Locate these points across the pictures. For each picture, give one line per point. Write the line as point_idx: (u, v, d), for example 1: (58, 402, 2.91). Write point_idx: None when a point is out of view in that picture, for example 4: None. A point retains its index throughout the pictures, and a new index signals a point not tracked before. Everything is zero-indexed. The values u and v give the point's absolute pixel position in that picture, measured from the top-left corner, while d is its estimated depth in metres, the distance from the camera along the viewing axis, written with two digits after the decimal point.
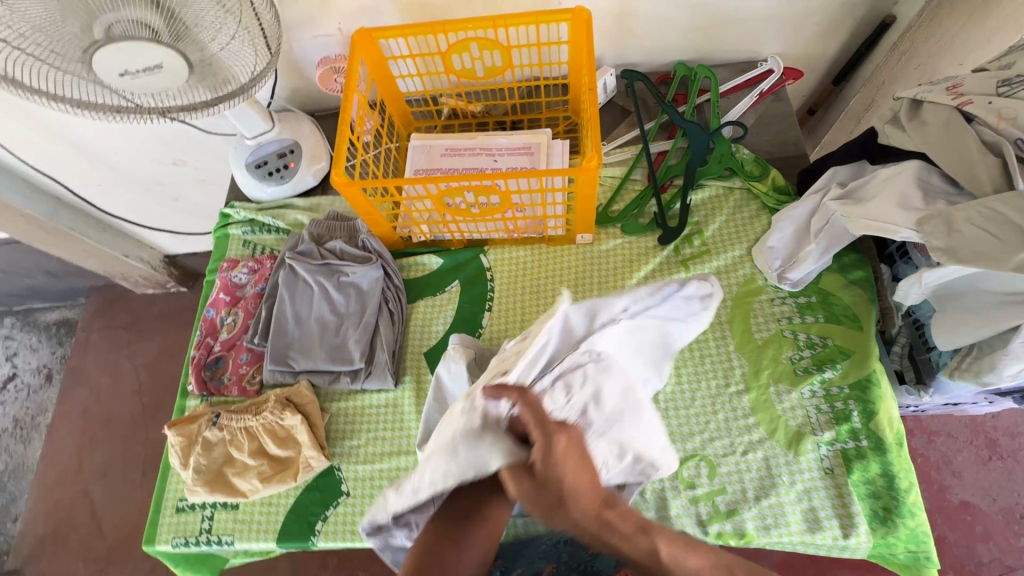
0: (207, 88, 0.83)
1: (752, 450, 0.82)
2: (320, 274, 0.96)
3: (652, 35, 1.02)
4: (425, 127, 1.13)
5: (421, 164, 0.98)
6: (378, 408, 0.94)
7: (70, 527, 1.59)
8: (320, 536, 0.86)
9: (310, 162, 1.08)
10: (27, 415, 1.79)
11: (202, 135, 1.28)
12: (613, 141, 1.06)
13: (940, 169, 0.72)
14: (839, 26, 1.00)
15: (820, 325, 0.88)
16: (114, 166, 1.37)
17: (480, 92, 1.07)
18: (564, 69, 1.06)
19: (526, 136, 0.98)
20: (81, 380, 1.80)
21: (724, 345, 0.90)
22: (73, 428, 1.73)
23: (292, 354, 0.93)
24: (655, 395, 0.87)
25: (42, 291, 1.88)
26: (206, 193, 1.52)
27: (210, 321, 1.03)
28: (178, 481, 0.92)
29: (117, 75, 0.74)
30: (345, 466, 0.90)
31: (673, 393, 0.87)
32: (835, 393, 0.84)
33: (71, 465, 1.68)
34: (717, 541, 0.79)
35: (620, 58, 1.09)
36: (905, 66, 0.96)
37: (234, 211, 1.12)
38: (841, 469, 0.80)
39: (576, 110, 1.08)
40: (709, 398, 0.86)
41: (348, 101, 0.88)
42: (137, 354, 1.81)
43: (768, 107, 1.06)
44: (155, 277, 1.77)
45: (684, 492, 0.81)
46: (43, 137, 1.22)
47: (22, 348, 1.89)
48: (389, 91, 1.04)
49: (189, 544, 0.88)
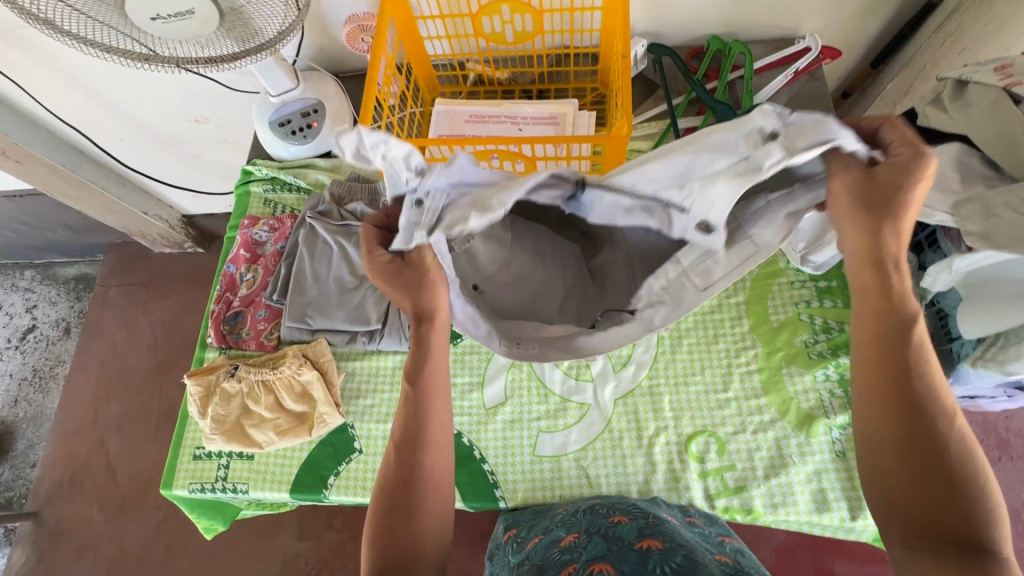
0: (234, 40, 0.83)
1: (763, 430, 0.82)
2: (339, 235, 0.96)
3: (687, 4, 0.99)
4: (450, 93, 1.12)
5: (444, 130, 0.98)
6: (390, 370, 0.94)
7: (86, 474, 1.64)
8: (332, 490, 0.88)
9: (333, 122, 1.06)
10: (45, 365, 1.84)
11: (224, 92, 1.27)
12: (640, 114, 1.04)
13: (981, 153, 0.70)
14: (882, 5, 0.97)
15: (838, 310, 0.87)
16: (135, 120, 1.37)
17: (509, 58, 1.06)
18: (595, 38, 1.04)
19: (552, 105, 0.96)
20: (98, 334, 1.83)
21: (739, 326, 0.89)
22: (90, 379, 1.77)
23: (310, 312, 0.94)
24: (693, 335, 0.89)
25: (63, 245, 1.91)
26: (227, 153, 1.52)
27: (230, 276, 1.04)
28: (197, 430, 0.94)
29: (150, 19, 0.74)
30: (358, 424, 0.92)
31: (696, 335, 0.89)
32: (849, 378, 0.83)
33: (89, 415, 1.72)
34: (722, 515, 0.80)
35: (651, 30, 1.06)
36: (948, 51, 0.92)
37: (256, 167, 1.12)
38: (852, 453, 0.79)
39: (605, 82, 1.06)
40: (716, 327, 0.89)
41: (376, 60, 0.87)
42: (154, 312, 1.84)
43: (803, 86, 1.03)
44: (173, 236, 1.78)
45: (694, 467, 0.82)
46: (67, 85, 1.22)
47: (42, 300, 1.93)
48: (416, 54, 1.03)
49: (205, 490, 0.90)
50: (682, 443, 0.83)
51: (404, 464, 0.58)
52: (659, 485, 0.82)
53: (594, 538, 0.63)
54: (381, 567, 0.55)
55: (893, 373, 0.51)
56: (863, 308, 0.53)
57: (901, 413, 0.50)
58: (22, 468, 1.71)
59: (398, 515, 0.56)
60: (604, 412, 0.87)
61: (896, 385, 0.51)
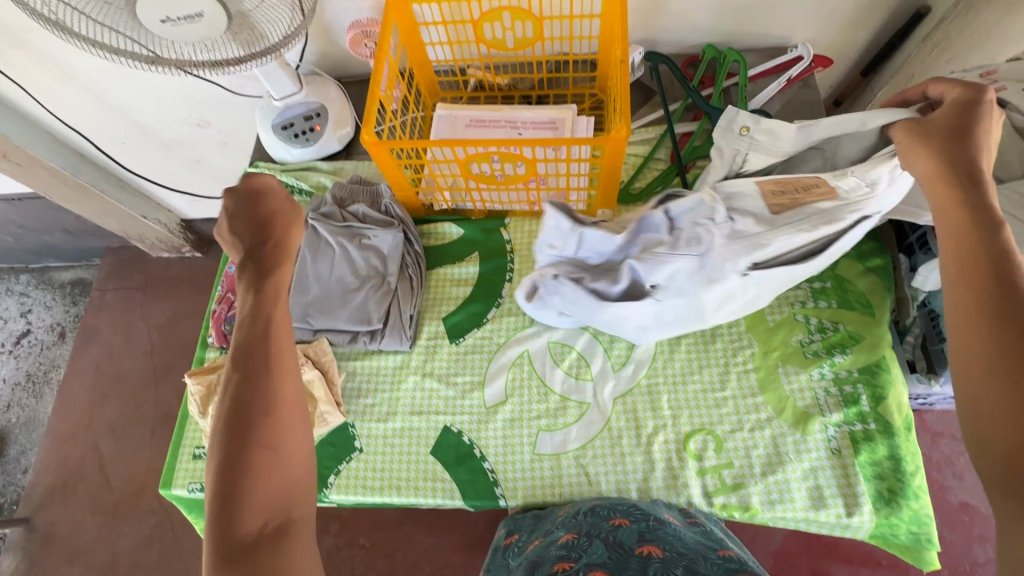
0: (239, 44, 0.84)
1: (760, 428, 0.84)
2: (342, 235, 0.96)
3: (683, 12, 1.02)
4: (450, 98, 1.13)
5: (445, 133, 0.99)
6: (390, 370, 0.95)
7: (79, 479, 1.63)
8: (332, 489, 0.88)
9: (336, 126, 1.09)
10: (40, 369, 1.83)
11: (227, 96, 1.28)
12: (637, 119, 1.07)
13: None
14: (872, 15, 1.00)
15: (833, 310, 0.88)
16: (137, 124, 1.38)
17: (510, 64, 1.08)
18: (593, 45, 1.06)
19: (551, 110, 0.98)
20: (94, 338, 1.82)
21: (736, 326, 0.90)
22: (85, 383, 1.76)
23: (312, 312, 0.95)
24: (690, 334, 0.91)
25: (59, 249, 1.91)
26: (227, 157, 1.53)
27: (232, 277, 1.04)
28: (196, 429, 0.94)
29: (159, 22, 0.76)
30: (359, 423, 0.92)
31: (693, 335, 0.91)
32: (844, 376, 0.84)
33: (83, 419, 1.71)
34: (720, 512, 0.81)
35: (648, 38, 1.09)
36: (936, 59, 0.94)
37: (258, 170, 1.13)
38: (848, 450, 0.80)
39: (603, 88, 1.08)
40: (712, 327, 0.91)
41: (380, 64, 0.89)
42: (151, 316, 1.83)
43: (796, 93, 1.06)
44: (172, 240, 1.78)
45: (692, 465, 0.83)
46: (71, 89, 1.24)
47: (37, 305, 1.92)
48: (418, 59, 1.05)
49: (204, 490, 0.90)
50: (680, 441, 0.84)
51: (254, 401, 0.60)
52: (657, 484, 0.83)
53: (595, 542, 0.64)
54: (218, 499, 0.56)
55: (998, 299, 0.55)
56: (954, 255, 0.60)
57: (1009, 328, 0.53)
58: (14, 474, 1.69)
59: (261, 451, 0.58)
60: (603, 410, 0.87)
61: (993, 311, 0.55)
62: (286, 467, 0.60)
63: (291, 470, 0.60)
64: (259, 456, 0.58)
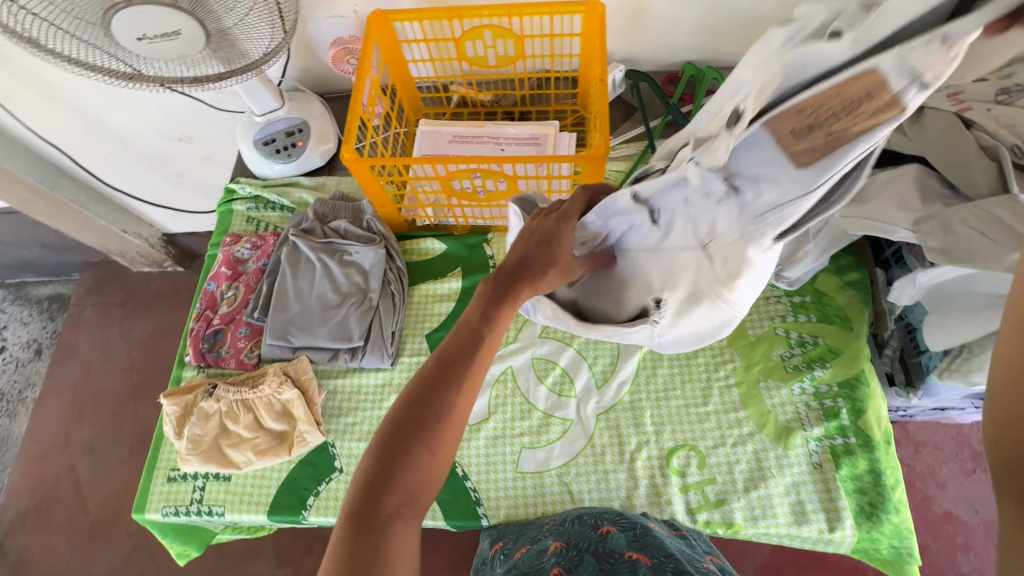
0: (219, 61, 0.84)
1: (742, 443, 0.84)
2: (321, 251, 0.96)
3: (662, 31, 1.04)
4: (434, 114, 1.14)
5: (428, 149, 1.00)
6: (372, 388, 0.94)
7: (53, 501, 1.58)
8: (311, 511, 0.86)
9: (317, 142, 1.08)
10: (13, 388, 1.78)
11: (209, 110, 1.28)
12: (619, 135, 1.08)
13: (938, 174, 0.74)
14: None
15: (812, 324, 0.89)
16: (117, 139, 1.37)
17: (492, 81, 1.09)
18: (575, 62, 1.07)
19: (534, 126, 0.99)
20: (71, 356, 1.78)
21: (717, 341, 0.91)
22: (61, 402, 1.71)
23: (291, 330, 0.93)
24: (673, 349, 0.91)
25: (36, 264, 1.87)
26: (210, 172, 1.51)
27: (210, 294, 1.03)
28: (171, 451, 0.92)
29: (136, 39, 0.75)
30: (339, 443, 0.91)
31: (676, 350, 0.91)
32: (824, 391, 0.85)
33: (58, 439, 1.66)
34: (704, 529, 0.80)
35: (629, 55, 1.11)
36: None
37: (240, 186, 1.13)
38: (829, 464, 0.81)
39: (585, 104, 1.09)
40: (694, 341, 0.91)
41: (361, 82, 0.89)
42: (130, 332, 1.80)
43: None
44: (153, 254, 1.76)
45: (675, 481, 0.83)
46: (49, 103, 1.22)
47: (12, 321, 1.88)
48: (401, 76, 1.05)
49: (179, 514, 0.87)
50: (663, 457, 0.84)
51: (429, 397, 0.50)
52: (641, 500, 0.83)
53: (585, 554, 0.62)
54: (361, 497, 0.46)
55: None
56: None
57: None
58: None
59: (422, 450, 0.48)
60: (587, 427, 0.87)
61: None
62: (414, 476, 0.48)
63: (419, 480, 0.48)
64: (408, 449, 0.48)
